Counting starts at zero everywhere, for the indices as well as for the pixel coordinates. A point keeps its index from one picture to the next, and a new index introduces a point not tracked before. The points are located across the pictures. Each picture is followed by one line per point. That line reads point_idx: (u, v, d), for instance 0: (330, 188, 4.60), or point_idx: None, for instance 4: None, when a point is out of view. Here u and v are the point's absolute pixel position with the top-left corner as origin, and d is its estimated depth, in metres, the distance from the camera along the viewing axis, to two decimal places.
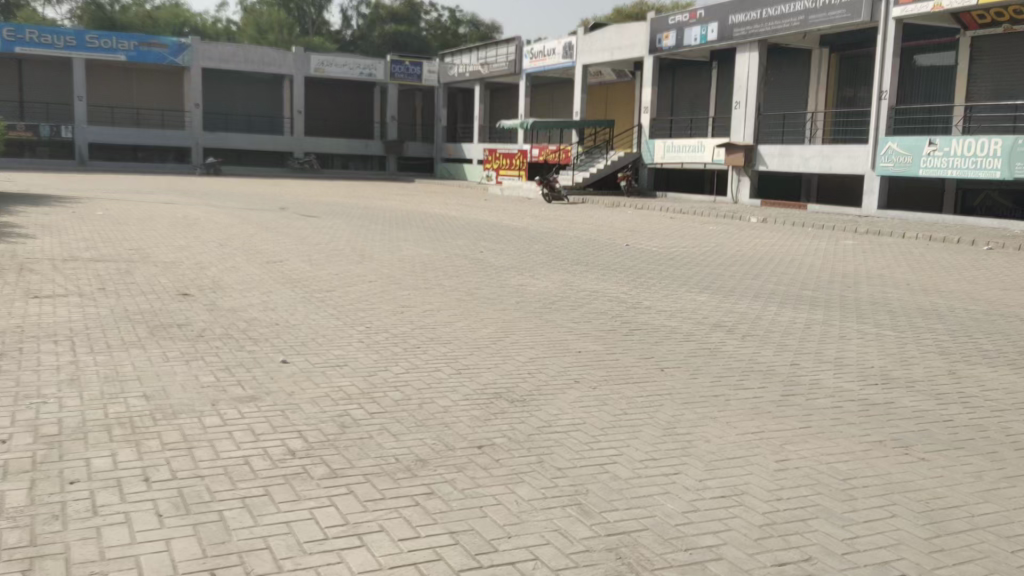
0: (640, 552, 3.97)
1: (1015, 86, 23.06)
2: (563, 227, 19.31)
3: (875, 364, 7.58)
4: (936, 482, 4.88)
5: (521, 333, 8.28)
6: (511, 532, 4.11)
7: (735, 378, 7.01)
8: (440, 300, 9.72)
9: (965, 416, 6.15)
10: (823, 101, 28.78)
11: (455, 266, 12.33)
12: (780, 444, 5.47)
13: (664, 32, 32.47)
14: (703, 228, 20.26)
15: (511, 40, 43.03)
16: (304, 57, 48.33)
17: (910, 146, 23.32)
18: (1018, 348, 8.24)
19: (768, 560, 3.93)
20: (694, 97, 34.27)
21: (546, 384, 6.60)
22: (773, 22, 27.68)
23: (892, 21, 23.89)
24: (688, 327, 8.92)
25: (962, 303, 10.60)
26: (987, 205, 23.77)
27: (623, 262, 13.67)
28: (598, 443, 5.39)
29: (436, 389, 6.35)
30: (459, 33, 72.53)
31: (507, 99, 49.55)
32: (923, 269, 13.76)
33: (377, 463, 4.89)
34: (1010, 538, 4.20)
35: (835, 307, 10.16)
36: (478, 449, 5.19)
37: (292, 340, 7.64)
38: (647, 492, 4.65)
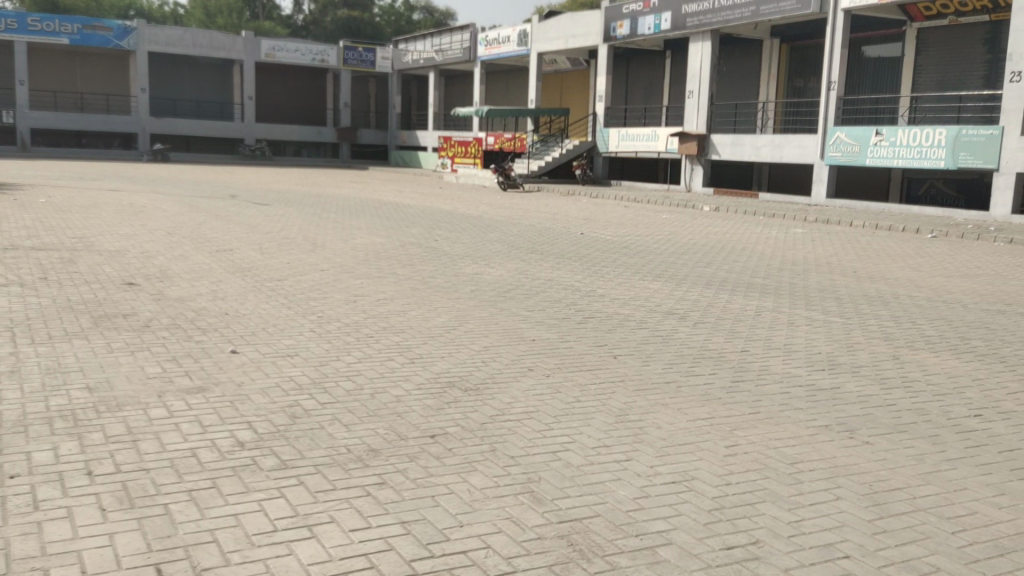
0: (591, 538, 3.99)
1: (959, 78, 23.61)
2: (518, 216, 19.33)
3: (822, 349, 7.74)
4: (879, 465, 5.00)
5: (474, 321, 8.27)
6: (463, 521, 4.11)
7: (686, 365, 7.08)
8: (394, 289, 9.66)
9: (908, 400, 6.31)
10: (774, 91, 29.16)
11: (410, 254, 12.27)
12: (729, 430, 5.55)
13: (619, 21, 32.57)
14: (656, 216, 20.46)
15: (466, 28, 42.81)
16: (254, 41, 47.50)
17: (857, 136, 23.74)
18: (958, 334, 8.48)
19: (717, 544, 3.99)
20: (647, 86, 34.46)
21: (499, 372, 6.61)
22: (725, 12, 27.93)
23: (841, 12, 24.31)
24: (641, 314, 9.01)
25: (906, 290, 10.87)
26: (931, 194, 24.31)
27: (577, 250, 13.74)
28: (551, 430, 5.41)
29: (389, 379, 6.31)
30: (412, 20, 71.94)
31: (461, 86, 49.33)
32: (869, 256, 14.06)
33: (328, 454, 4.85)
34: (952, 519, 4.31)
35: (785, 295, 10.32)
36: (431, 438, 5.18)
37: (243, 330, 7.54)
38: (599, 479, 4.68)
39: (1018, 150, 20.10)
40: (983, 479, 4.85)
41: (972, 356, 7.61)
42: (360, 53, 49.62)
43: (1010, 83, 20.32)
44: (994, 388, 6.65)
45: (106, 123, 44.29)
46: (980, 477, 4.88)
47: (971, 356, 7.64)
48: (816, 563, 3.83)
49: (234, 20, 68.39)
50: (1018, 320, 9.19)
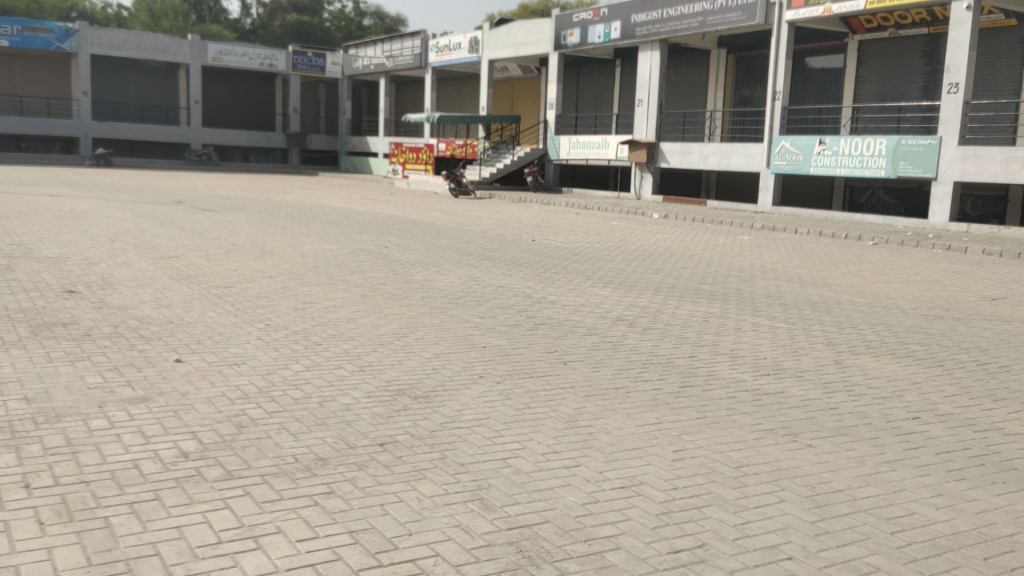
0: (540, 544, 4.01)
1: (899, 89, 24.31)
2: (470, 222, 19.32)
3: (767, 355, 7.87)
4: (822, 468, 5.12)
5: (425, 328, 8.25)
6: (412, 530, 4.09)
7: (635, 370, 7.16)
8: (344, 296, 9.58)
9: (849, 403, 6.47)
10: (721, 100, 29.70)
11: (360, 261, 12.18)
12: (676, 434, 5.62)
13: (569, 30, 32.84)
14: (606, 223, 20.61)
15: (416, 34, 42.69)
16: (201, 44, 46.80)
17: (801, 145, 24.23)
18: (898, 338, 8.70)
19: (663, 548, 4.03)
20: (598, 94, 34.76)
21: (449, 380, 6.59)
22: (673, 22, 28.33)
23: (785, 24, 24.81)
24: (591, 320, 9.07)
25: (848, 296, 11.14)
26: (873, 202, 24.95)
27: (529, 257, 13.78)
28: (500, 437, 5.42)
29: (337, 387, 6.25)
30: (363, 25, 71.53)
31: (412, 92, 49.18)
32: (814, 263, 14.36)
33: (274, 464, 4.79)
34: (890, 519, 4.43)
35: (732, 301, 10.51)
36: (380, 447, 5.15)
37: (187, 338, 7.42)
38: (548, 485, 4.70)
39: (956, 159, 20.67)
40: (921, 480, 4.99)
41: (910, 360, 7.83)
42: (309, 58, 49.26)
43: (948, 95, 20.87)
44: (932, 391, 6.85)
45: (46, 127, 43.22)
46: (919, 478, 5.02)
47: (910, 360, 7.86)
48: (761, 565, 3.90)
49: (179, 23, 67.20)
50: (955, 325, 9.47)
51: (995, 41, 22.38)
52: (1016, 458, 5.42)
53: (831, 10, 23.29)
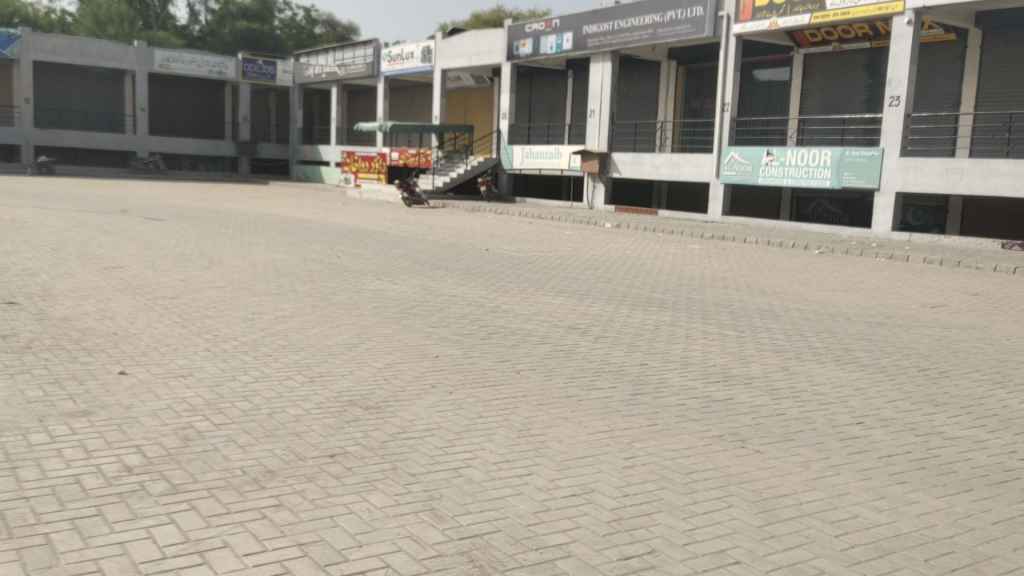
0: (492, 553, 4.01)
1: (843, 102, 24.94)
2: (423, 231, 19.26)
3: (717, 362, 7.99)
4: (769, 473, 5.20)
5: (376, 338, 8.19)
6: (362, 541, 4.06)
7: (587, 379, 7.21)
8: (293, 306, 9.49)
9: (796, 409, 6.58)
10: (672, 111, 30.10)
11: (311, 271, 12.06)
12: (627, 442, 5.66)
13: (522, 40, 33.03)
14: (559, 233, 20.73)
15: (368, 43, 42.49)
16: (148, 51, 46.04)
17: (750, 156, 24.64)
18: (842, 345, 8.90)
19: (615, 555, 4.06)
20: (550, 104, 34.96)
21: (401, 390, 6.55)
22: (624, 34, 28.67)
23: (733, 38, 25.26)
24: (543, 329, 9.11)
25: (795, 304, 11.38)
26: (819, 212, 25.51)
27: (482, 266, 13.79)
28: (453, 447, 5.41)
29: (287, 398, 6.18)
30: (314, 33, 71.04)
31: (365, 101, 48.96)
32: (761, 272, 14.62)
33: (221, 476, 4.71)
34: (835, 522, 4.52)
35: (682, 309, 10.64)
36: (330, 458, 5.10)
37: (132, 350, 7.27)
38: (499, 494, 4.71)
39: (898, 170, 21.22)
40: (865, 484, 5.10)
41: (855, 366, 8.01)
42: (259, 65, 48.76)
43: (890, 107, 21.45)
44: (875, 396, 7.02)
45: None
46: (862, 482, 5.13)
47: (854, 366, 8.04)
48: (709, 570, 3.95)
49: (125, 29, 65.81)
50: (896, 331, 9.72)
51: (935, 56, 23.08)
52: (955, 461, 5.58)
53: (777, 24, 23.84)
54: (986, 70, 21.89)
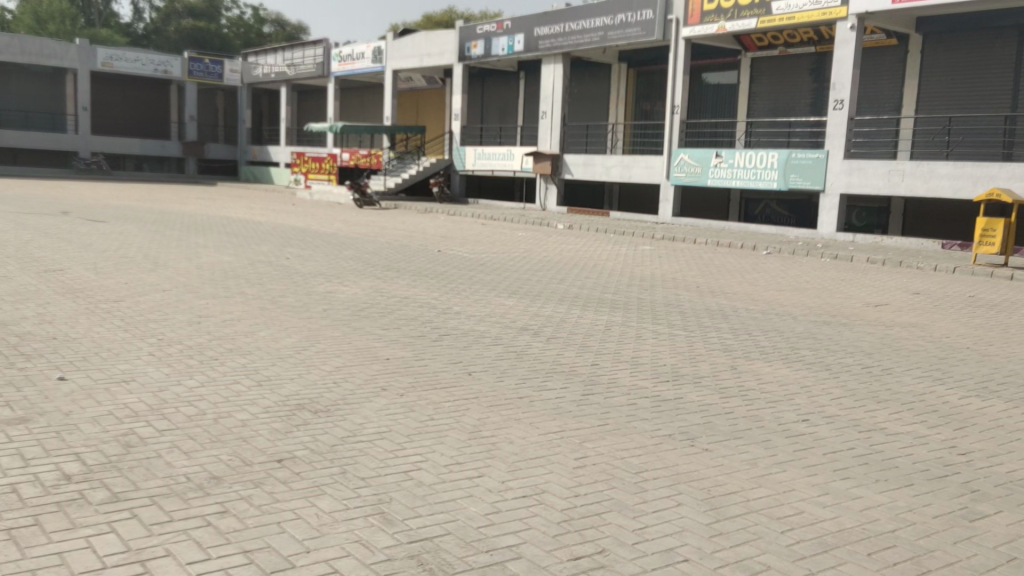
0: (441, 556, 3.99)
1: (789, 105, 25.42)
2: (375, 233, 19.10)
3: (666, 362, 8.06)
4: (717, 471, 5.26)
5: (326, 341, 8.09)
6: (309, 547, 4.00)
7: (539, 379, 7.22)
8: (241, 309, 9.33)
9: (744, 408, 6.67)
10: (622, 113, 30.34)
11: (259, 273, 11.90)
12: (578, 442, 5.68)
13: (473, 41, 33.03)
14: (512, 234, 20.72)
15: (318, 43, 42.07)
16: (89, 49, 44.94)
17: (699, 158, 24.95)
18: (790, 344, 9.04)
19: (565, 556, 4.06)
20: (502, 105, 35.00)
21: (351, 394, 6.48)
22: (575, 36, 28.83)
23: (681, 41, 25.55)
24: (495, 330, 9.11)
25: (744, 303, 11.53)
26: (766, 213, 25.95)
27: (435, 268, 13.74)
28: (403, 450, 5.38)
29: (234, 403, 6.07)
30: (263, 32, 70.25)
31: (315, 101, 48.48)
32: (711, 272, 14.82)
33: (164, 484, 4.61)
34: (781, 519, 4.59)
35: (634, 310, 10.71)
36: (278, 463, 5.02)
37: (72, 355, 7.08)
38: (450, 497, 4.68)
39: (842, 173, 21.67)
40: (810, 481, 5.19)
41: (801, 364, 8.16)
42: (206, 65, 47.96)
43: (834, 110, 21.90)
44: (820, 394, 7.15)
45: None
46: (807, 478, 5.22)
47: (799, 364, 8.20)
48: (658, 568, 3.98)
49: (67, 27, 64.12)
50: (841, 330, 9.92)
51: (877, 61, 23.63)
52: (897, 456, 5.70)
53: (725, 28, 24.20)
54: (926, 75, 22.49)
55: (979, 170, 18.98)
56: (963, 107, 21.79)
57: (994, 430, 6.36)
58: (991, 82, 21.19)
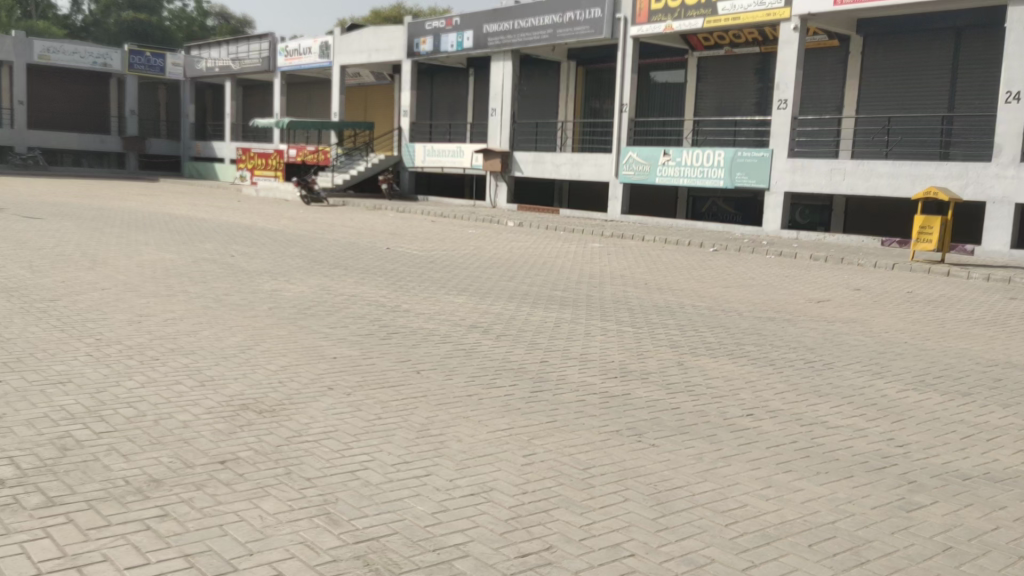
0: (388, 556, 3.95)
1: (735, 104, 25.80)
2: (322, 230, 18.85)
3: (614, 359, 8.11)
4: (663, 466, 5.32)
5: (271, 340, 7.98)
6: (253, 549, 3.94)
7: (487, 377, 7.21)
8: (183, 308, 9.14)
9: (690, 403, 6.75)
10: (572, 111, 30.48)
11: (204, 272, 11.65)
12: (527, 440, 5.68)
13: (422, 37, 32.84)
14: (461, 231, 20.64)
15: (263, 37, 41.41)
16: (26, 42, 43.48)
17: (647, 156, 25.16)
18: (735, 340, 9.15)
19: (511, 553, 4.06)
20: (451, 102, 34.88)
21: (296, 393, 6.38)
22: (524, 34, 28.85)
23: (630, 40, 25.76)
24: (445, 328, 9.07)
25: (691, 300, 11.67)
26: (713, 211, 26.33)
27: (383, 265, 13.62)
28: (350, 449, 5.32)
29: (176, 404, 5.94)
30: (206, 26, 69.02)
31: (261, 96, 47.72)
32: (658, 269, 14.97)
33: (103, 487, 4.49)
34: (725, 513, 4.65)
35: (582, 307, 10.75)
36: (221, 464, 4.93)
37: (4, 356, 6.85)
38: (398, 496, 4.64)
39: (786, 171, 22.06)
40: (754, 474, 5.27)
41: (746, 360, 8.28)
42: (147, 58, 46.87)
43: (779, 110, 22.26)
44: (764, 389, 7.26)
45: None
46: (751, 471, 5.30)
47: (745, 359, 8.32)
48: (605, 564, 4.00)
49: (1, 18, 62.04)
50: (784, 326, 10.10)
51: (820, 61, 24.12)
52: (838, 449, 5.82)
53: (672, 27, 24.45)
54: (866, 76, 23.02)
55: (917, 169, 19.46)
56: (901, 108, 22.35)
57: (931, 422, 6.54)
58: (929, 83, 21.76)
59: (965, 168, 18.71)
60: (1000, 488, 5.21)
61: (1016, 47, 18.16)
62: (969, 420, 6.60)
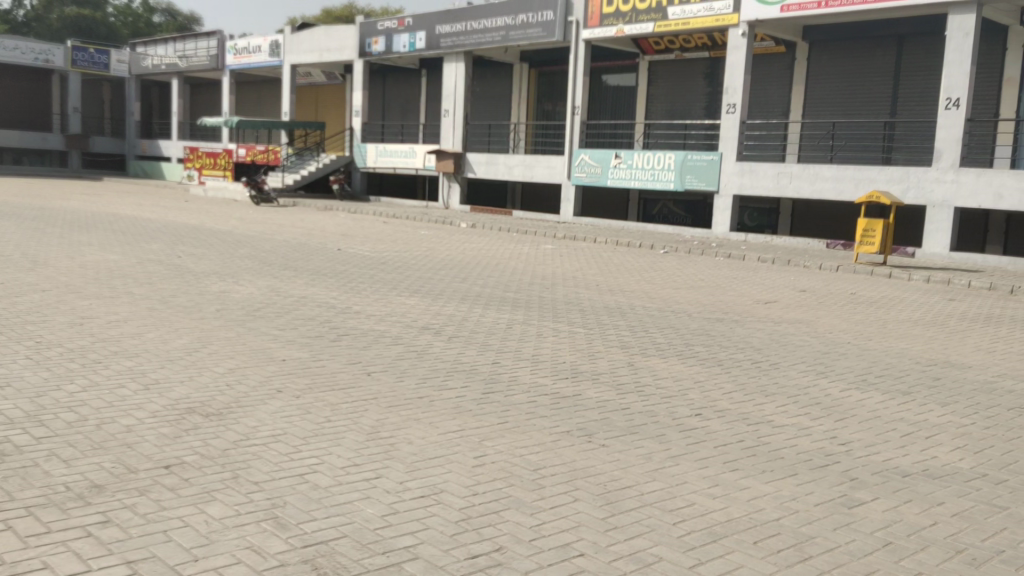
0: (337, 560, 3.92)
1: (685, 108, 26.15)
2: (271, 231, 18.61)
3: (565, 360, 8.15)
4: (613, 466, 5.36)
5: (219, 342, 7.86)
6: (199, 555, 3.87)
7: (439, 379, 7.19)
8: (127, 310, 8.94)
9: (640, 404, 6.82)
10: (525, 113, 30.58)
11: (149, 272, 11.43)
12: (478, 441, 5.68)
13: (374, 37, 32.62)
14: (414, 232, 20.55)
15: (211, 34, 40.75)
16: None
17: (599, 159, 25.33)
18: (684, 341, 9.27)
19: (461, 555, 4.06)
20: (403, 103, 34.72)
21: (244, 396, 6.30)
22: (477, 35, 28.83)
23: (582, 43, 25.96)
24: (396, 330, 9.02)
25: (641, 301, 11.79)
26: (664, 213, 26.63)
27: (334, 266, 13.51)
28: (299, 452, 5.26)
29: (118, 408, 5.82)
30: (153, 22, 67.80)
31: (209, 95, 46.97)
32: (610, 270, 15.08)
33: (42, 494, 4.38)
34: (673, 511, 4.71)
35: (534, 308, 10.80)
36: (165, 469, 4.84)
37: None
38: (347, 499, 4.61)
39: (735, 174, 22.40)
40: (701, 473, 5.35)
41: (694, 360, 8.41)
42: (90, 54, 45.81)
43: (727, 114, 22.60)
44: (712, 389, 7.36)
45: None
46: (699, 471, 5.37)
47: (694, 360, 8.44)
48: (554, 563, 4.02)
49: None
50: (732, 327, 10.26)
51: (767, 66, 24.54)
52: (783, 447, 5.94)
53: (624, 31, 24.69)
54: (811, 81, 23.52)
55: (860, 173, 19.94)
56: (845, 113, 22.86)
57: (872, 420, 6.71)
58: (872, 89, 22.31)
59: (907, 173, 19.22)
60: (938, 484, 5.35)
61: (955, 55, 18.67)
62: (908, 419, 6.78)
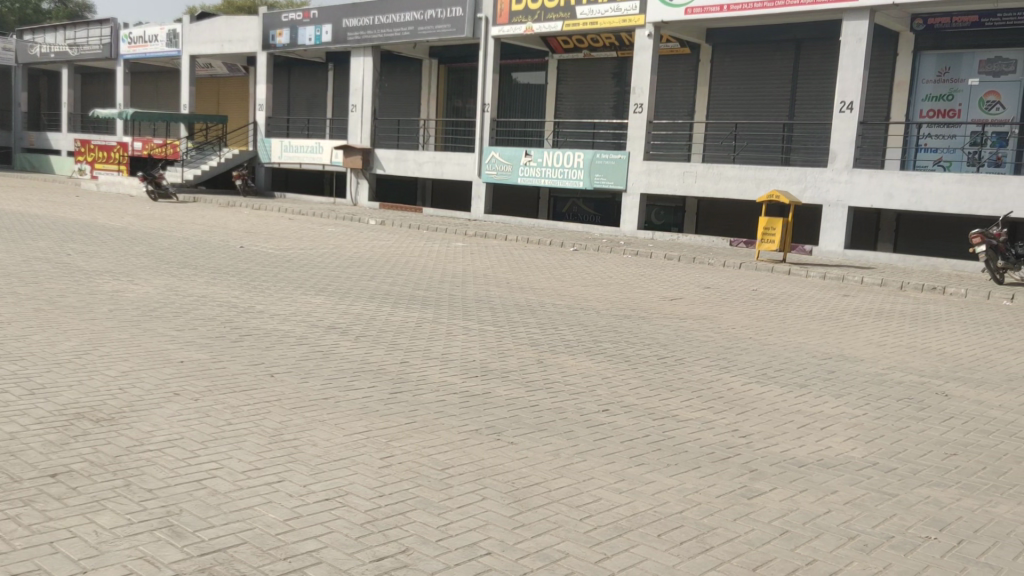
0: (234, 567, 3.78)
1: (594, 107, 26.49)
2: (170, 228, 17.92)
3: (474, 358, 8.11)
4: (522, 463, 5.35)
5: (112, 344, 7.51)
6: (88, 566, 3.67)
7: (345, 379, 7.05)
8: (11, 311, 8.45)
9: (548, 400, 6.84)
10: (434, 109, 30.41)
11: (36, 272, 10.83)
12: (384, 441, 5.59)
13: (278, 29, 31.81)
14: (321, 230, 20.12)
15: (105, 22, 39.05)
16: None
17: (509, 156, 25.38)
18: (593, 337, 9.36)
19: (366, 557, 3.97)
20: (310, 97, 34.05)
21: (138, 400, 6.03)
22: (385, 30, 28.48)
23: (491, 40, 25.91)
24: (301, 330, 8.80)
25: (551, 299, 11.83)
26: (574, 211, 26.94)
27: (237, 264, 13.10)
28: (197, 457, 5.07)
29: (0, 415, 5.48)
30: (42, 9, 64.48)
31: (103, 85, 44.99)
32: (519, 268, 15.11)
33: None
34: (579, 507, 4.73)
35: (445, 307, 10.70)
36: (51, 478, 4.57)
37: None
38: (248, 505, 4.45)
39: (642, 173, 22.77)
40: (608, 468, 5.38)
41: (602, 357, 8.49)
42: None
43: (635, 113, 22.98)
44: (619, 384, 7.47)
45: None
46: (606, 466, 5.42)
47: (601, 356, 8.52)
48: (461, 563, 3.97)
49: None
50: (639, 323, 10.42)
51: (672, 67, 25.07)
52: (687, 441, 6.05)
53: (532, 29, 24.80)
54: (715, 83, 24.14)
55: (761, 173, 20.58)
56: (747, 115, 23.53)
57: (772, 413, 6.90)
58: (771, 92, 23.07)
59: (804, 173, 19.95)
60: (832, 473, 5.54)
61: (849, 61, 19.45)
62: (805, 410, 7.01)
